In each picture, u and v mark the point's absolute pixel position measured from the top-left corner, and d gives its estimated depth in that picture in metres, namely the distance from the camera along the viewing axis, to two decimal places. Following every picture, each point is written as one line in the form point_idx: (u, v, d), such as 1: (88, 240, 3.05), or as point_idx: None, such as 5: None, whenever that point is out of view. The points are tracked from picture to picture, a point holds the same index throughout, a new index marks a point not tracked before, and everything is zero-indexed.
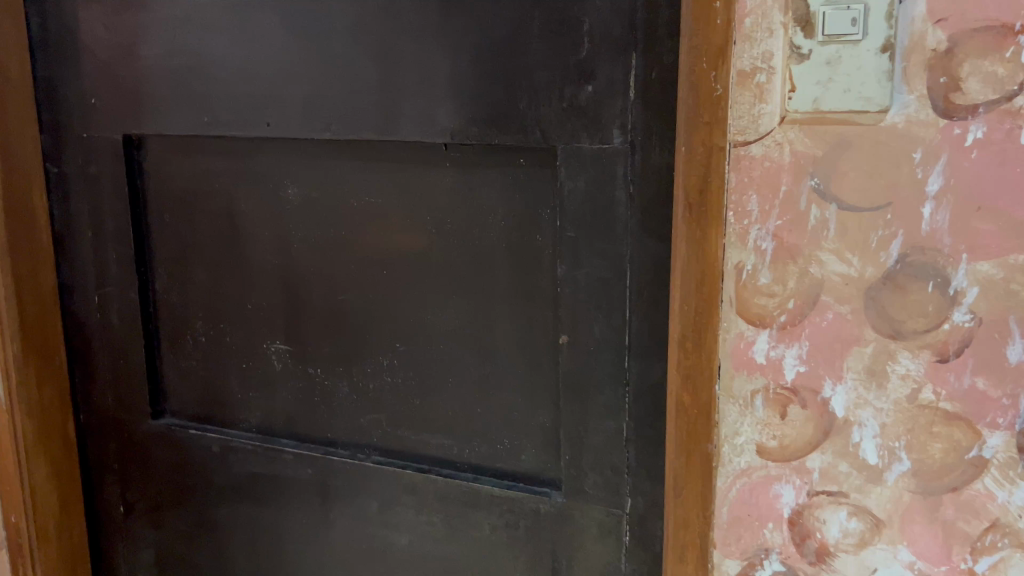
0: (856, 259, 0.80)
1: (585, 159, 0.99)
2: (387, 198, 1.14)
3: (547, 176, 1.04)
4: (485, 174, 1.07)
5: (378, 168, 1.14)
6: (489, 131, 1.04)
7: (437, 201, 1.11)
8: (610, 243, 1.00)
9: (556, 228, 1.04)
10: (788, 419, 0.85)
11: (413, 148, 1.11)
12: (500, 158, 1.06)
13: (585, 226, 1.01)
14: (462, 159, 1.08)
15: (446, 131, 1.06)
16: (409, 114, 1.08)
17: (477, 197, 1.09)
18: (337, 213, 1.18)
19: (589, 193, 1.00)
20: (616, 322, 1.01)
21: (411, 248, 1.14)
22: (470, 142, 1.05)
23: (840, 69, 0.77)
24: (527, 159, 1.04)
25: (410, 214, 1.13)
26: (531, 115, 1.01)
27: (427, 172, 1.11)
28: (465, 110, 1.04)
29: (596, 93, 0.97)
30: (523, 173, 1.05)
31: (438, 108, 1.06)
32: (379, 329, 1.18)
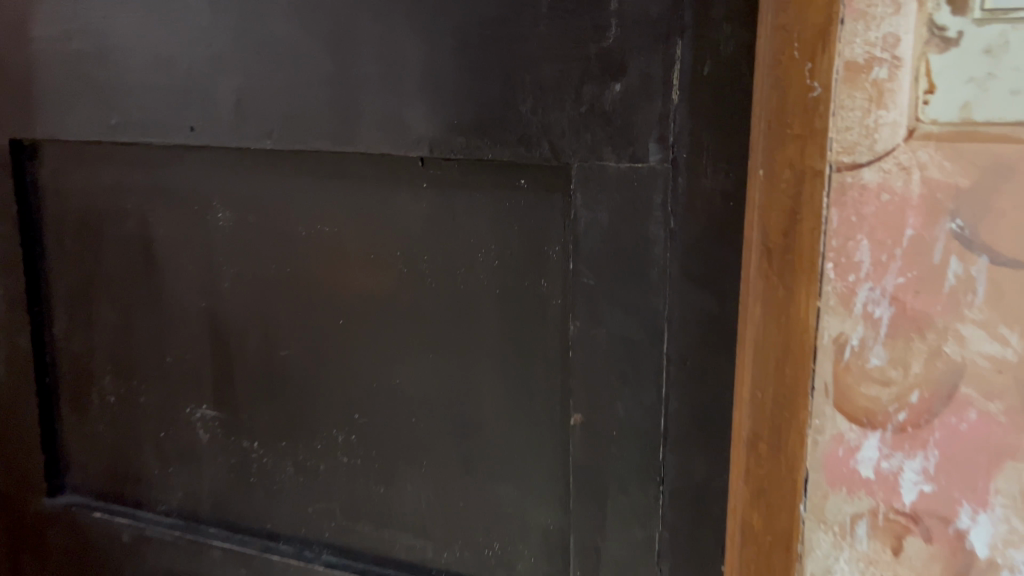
0: (1014, 337, 0.55)
1: (609, 182, 0.74)
2: (343, 226, 0.88)
3: (556, 203, 0.78)
4: (472, 198, 0.82)
5: (333, 188, 0.88)
6: (479, 142, 0.78)
7: (406, 233, 0.85)
8: (641, 295, 0.74)
9: (568, 271, 0.78)
10: (904, 556, 0.60)
11: (377, 163, 0.85)
12: (493, 178, 0.80)
13: (607, 270, 0.75)
14: (441, 178, 0.83)
15: (422, 142, 0.81)
16: (372, 118, 0.82)
17: (460, 228, 0.83)
18: (280, 243, 0.91)
19: (614, 228, 0.74)
20: (647, 400, 0.76)
21: (373, 292, 0.88)
22: (453, 155, 0.80)
23: (1005, 60, 0.52)
24: (530, 180, 0.79)
25: (371, 247, 0.87)
26: (537, 122, 0.76)
27: (395, 194, 0.85)
28: (448, 115, 0.79)
29: (627, 93, 0.72)
30: (524, 199, 0.80)
31: (411, 111, 0.80)
32: (331, 395, 0.92)
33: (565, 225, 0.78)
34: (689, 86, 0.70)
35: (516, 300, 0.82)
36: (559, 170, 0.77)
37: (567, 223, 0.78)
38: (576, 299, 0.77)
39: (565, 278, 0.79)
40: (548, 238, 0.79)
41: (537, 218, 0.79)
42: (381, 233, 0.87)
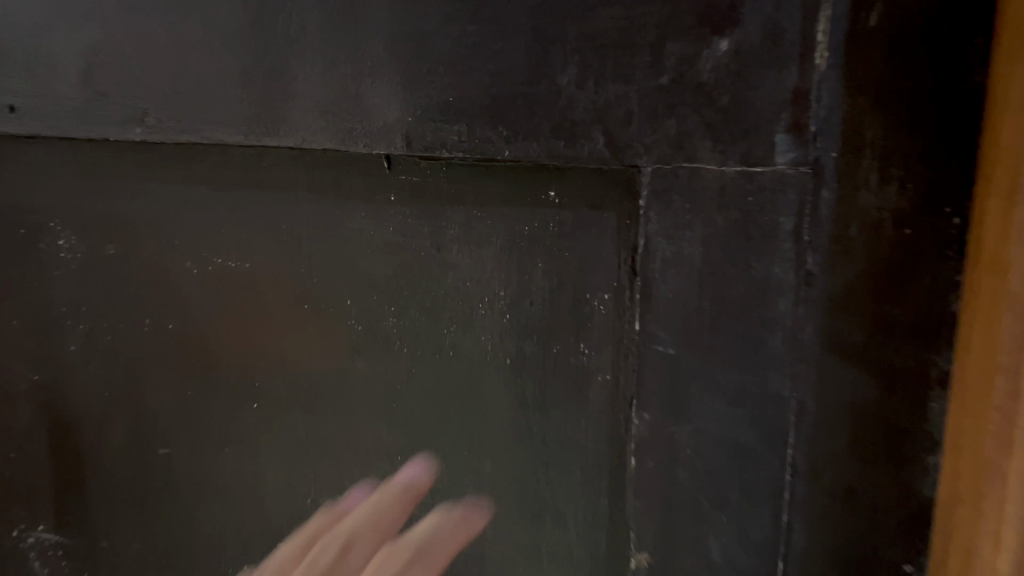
0: None
1: (707, 197, 0.46)
2: (264, 268, 0.63)
3: (610, 228, 0.50)
4: (471, 221, 0.54)
5: (251, 213, 0.62)
6: (488, 133, 0.50)
7: (368, 273, 0.59)
8: (755, 377, 0.46)
9: (626, 338, 0.51)
10: None
11: (318, 172, 0.58)
12: (507, 188, 0.53)
13: (699, 336, 0.48)
14: (419, 189, 0.55)
15: (395, 131, 0.52)
16: (313, 93, 0.54)
17: (451, 265, 0.56)
18: (182, 295, 0.67)
19: (712, 269, 0.47)
20: (760, 550, 0.47)
21: (314, 357, 0.63)
22: (443, 153, 0.52)
23: None
24: (565, 194, 0.51)
25: (303, 301, 0.62)
26: (587, 99, 0.47)
27: (348, 217, 0.58)
28: (437, 89, 0.50)
29: (740, 54, 0.43)
30: (552, 224, 0.52)
31: (373, 85, 0.52)
32: (230, 518, 0.69)
33: (622, 264, 0.50)
34: (847, 41, 0.41)
35: (535, 374, 0.55)
36: (616, 177, 0.49)
37: (627, 260, 0.50)
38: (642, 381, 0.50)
39: (624, 344, 0.51)
40: (592, 282, 0.52)
41: (578, 250, 0.52)
42: (320, 278, 0.61)
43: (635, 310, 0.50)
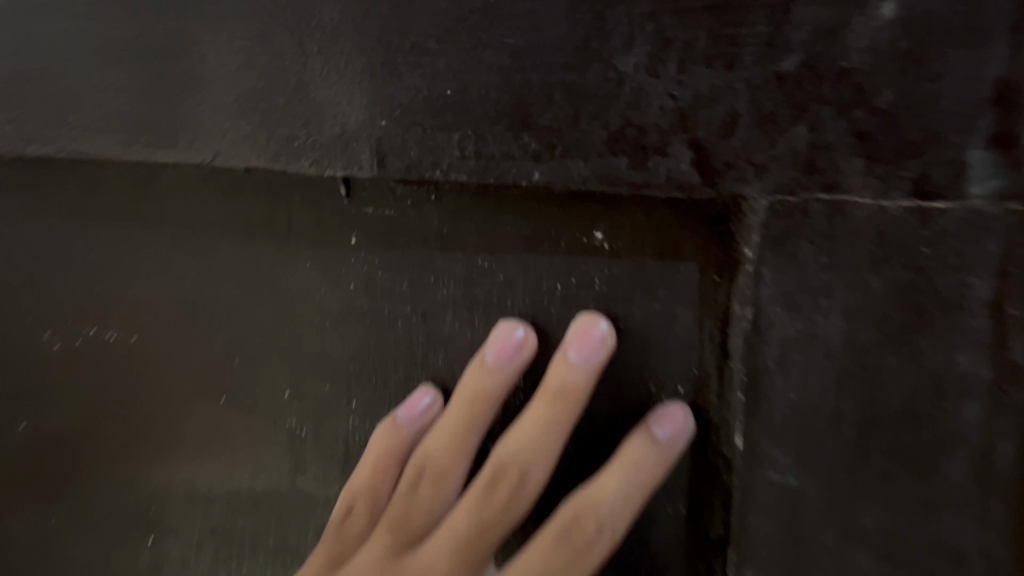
0: None
1: (855, 246, 0.30)
2: (153, 348, 0.40)
3: (687, 286, 0.33)
4: (472, 277, 0.35)
5: (126, 262, 0.39)
6: (509, 145, 0.32)
7: (318, 351, 0.37)
8: (926, 523, 0.30)
9: (709, 448, 0.35)
10: None
11: (240, 199, 0.36)
12: (531, 227, 0.34)
13: (834, 457, 0.31)
14: (392, 227, 0.35)
15: (359, 141, 0.33)
16: (228, 80, 0.34)
17: (444, 342, 0.36)
18: (20, 389, 0.44)
19: (858, 357, 0.30)
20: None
21: (228, 480, 0.40)
22: (435, 173, 0.32)
23: None
24: (619, 234, 0.34)
25: (217, 395, 0.39)
26: (664, 91, 0.30)
27: (283, 266, 0.37)
28: (425, 77, 0.32)
29: (912, 24, 0.28)
30: (601, 281, 0.34)
31: (326, 68, 0.32)
32: None
33: (703, 344, 0.34)
34: None
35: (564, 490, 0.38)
36: (698, 210, 0.32)
37: (714, 334, 0.33)
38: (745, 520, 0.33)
39: (706, 455, 0.35)
40: (660, 366, 0.35)
41: (638, 320, 0.34)
42: (241, 360, 0.38)
43: (732, 412, 0.33)
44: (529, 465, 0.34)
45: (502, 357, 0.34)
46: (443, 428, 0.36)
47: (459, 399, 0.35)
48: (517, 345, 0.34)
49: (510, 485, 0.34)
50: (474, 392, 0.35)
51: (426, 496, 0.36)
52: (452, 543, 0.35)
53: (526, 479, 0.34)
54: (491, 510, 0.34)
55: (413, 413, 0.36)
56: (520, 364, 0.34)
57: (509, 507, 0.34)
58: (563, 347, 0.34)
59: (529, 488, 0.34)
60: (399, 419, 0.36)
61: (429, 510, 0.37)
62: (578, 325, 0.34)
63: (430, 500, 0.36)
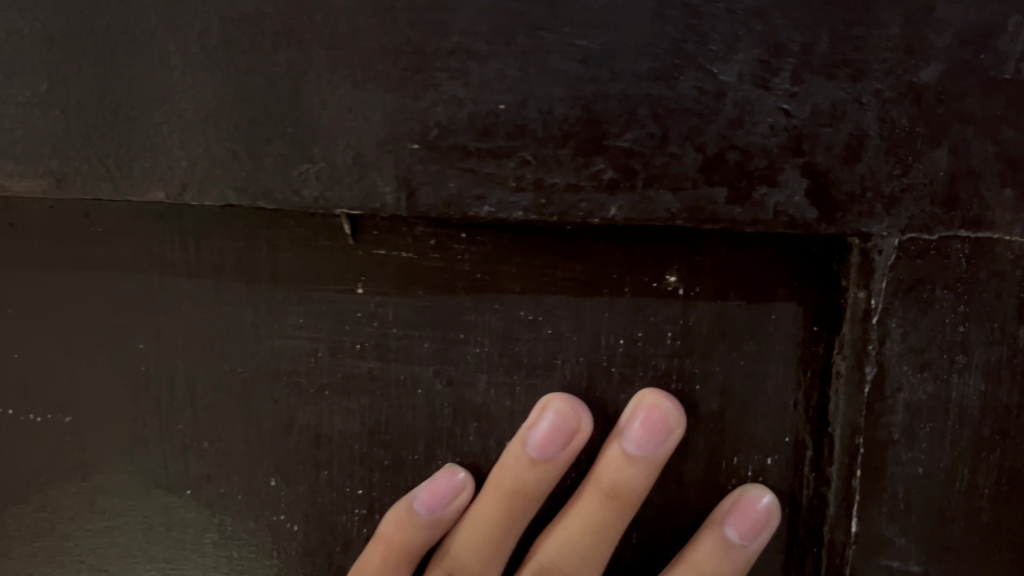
0: None
1: (1002, 293, 0.25)
2: (87, 438, 0.30)
3: (778, 338, 0.28)
4: (514, 332, 0.28)
5: (45, 325, 0.30)
6: (578, 174, 0.25)
7: (313, 427, 0.30)
8: None
9: (809, 535, 0.29)
10: None
11: (206, 244, 0.28)
12: (590, 270, 0.28)
13: (968, 539, 0.26)
14: (411, 273, 0.28)
15: (383, 172, 0.25)
16: (201, 91, 0.26)
17: (476, 412, 0.29)
18: None
19: (999, 421, 0.26)
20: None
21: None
22: (481, 210, 0.25)
23: None
24: (699, 278, 0.28)
25: (178, 488, 0.30)
26: (774, 107, 0.25)
27: (266, 325, 0.29)
28: (471, 88, 0.25)
29: None
30: (673, 336, 0.28)
31: (340, 77, 0.25)
32: None
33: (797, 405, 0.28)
34: None
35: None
36: (793, 250, 0.27)
37: (810, 394, 0.28)
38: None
39: (802, 541, 0.29)
40: (741, 433, 0.29)
41: (718, 380, 0.28)
42: (211, 444, 0.30)
43: (842, 493, 0.27)
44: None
45: (548, 446, 0.28)
46: (473, 526, 0.29)
47: (493, 497, 0.29)
48: (567, 430, 0.28)
49: None
50: (515, 491, 0.29)
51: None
52: None
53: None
54: None
55: (432, 503, 0.29)
56: (568, 451, 0.29)
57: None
58: (618, 433, 0.28)
59: None
60: (416, 509, 0.29)
61: None
62: (639, 404, 0.28)
63: None
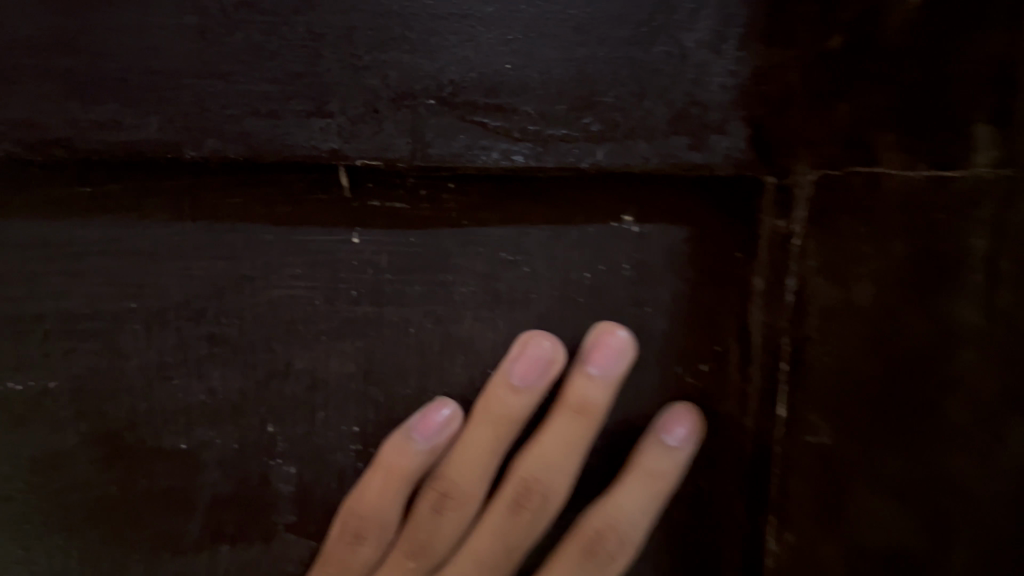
0: None
1: None
2: (70, 399, 0.30)
3: (710, 266, 0.34)
4: (496, 269, 0.32)
5: (33, 288, 0.30)
6: (571, 126, 0.29)
7: (308, 370, 0.32)
8: None
9: (737, 425, 0.35)
10: None
11: (201, 202, 0.30)
12: (560, 212, 0.32)
13: None
14: (400, 221, 0.31)
15: (402, 126, 0.28)
16: (218, 49, 0.27)
17: (464, 345, 0.32)
18: None
19: None
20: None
21: (182, 558, 0.32)
22: (489, 157, 0.29)
23: None
24: (650, 215, 0.33)
25: (173, 443, 0.31)
26: (724, 68, 0.30)
27: (262, 277, 0.31)
28: (480, 49, 0.28)
29: None
30: (627, 265, 0.33)
31: (358, 37, 0.27)
32: None
33: (725, 319, 0.34)
34: None
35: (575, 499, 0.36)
36: (721, 190, 0.33)
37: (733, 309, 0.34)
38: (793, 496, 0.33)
39: (727, 429, 0.35)
40: (682, 346, 0.34)
41: (664, 302, 0.34)
42: (209, 396, 0.31)
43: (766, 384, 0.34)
44: (552, 484, 0.34)
45: (529, 374, 0.32)
46: (463, 449, 0.33)
47: (481, 424, 0.32)
48: (543, 362, 0.32)
49: (533, 505, 0.34)
50: (499, 417, 0.32)
51: (448, 519, 0.34)
52: (474, 563, 0.34)
53: (550, 500, 0.34)
54: (512, 529, 0.34)
55: (430, 431, 0.32)
56: (546, 382, 0.32)
57: (533, 528, 0.34)
58: (581, 359, 0.33)
59: (553, 506, 0.34)
60: (415, 439, 0.32)
61: (450, 531, 0.34)
62: (600, 332, 0.32)
63: (451, 522, 0.34)
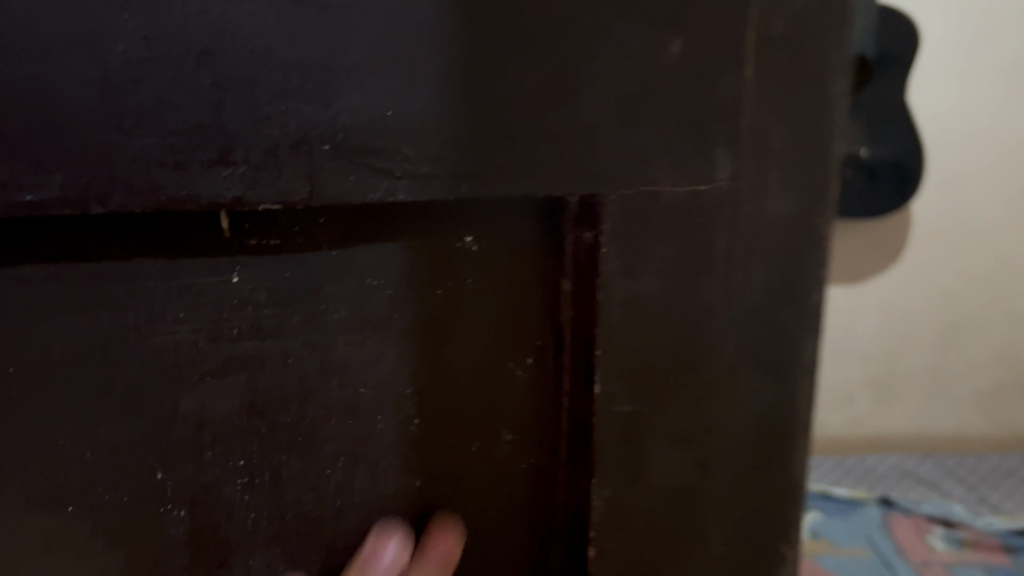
0: None
1: (671, 217, 0.33)
2: None
3: (527, 274, 0.35)
4: (364, 292, 0.34)
5: None
6: (438, 165, 0.31)
7: (196, 412, 0.33)
8: (707, 417, 0.36)
9: (556, 408, 0.37)
10: None
11: (78, 252, 0.30)
12: (407, 229, 0.34)
13: (657, 383, 0.35)
14: (275, 255, 0.32)
15: (305, 172, 0.30)
16: (127, 106, 0.27)
17: (337, 369, 0.34)
18: None
19: (673, 307, 0.34)
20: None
21: None
22: (375, 195, 0.31)
23: None
24: (484, 232, 0.34)
25: (61, 504, 0.33)
26: None
27: (146, 325, 0.32)
28: (367, 97, 0.30)
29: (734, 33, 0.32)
30: (447, 285, 0.35)
31: (257, 88, 0.28)
32: None
33: (540, 316, 0.36)
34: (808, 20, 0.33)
35: None
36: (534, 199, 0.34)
37: (545, 308, 0.36)
38: (607, 456, 0.35)
39: (550, 414, 0.37)
40: (506, 346, 0.36)
41: (488, 306, 0.35)
42: (95, 453, 0.32)
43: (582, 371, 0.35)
44: None
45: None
46: None
47: None
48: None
49: None
50: None
51: None
52: None
53: None
54: None
55: None
56: None
57: None
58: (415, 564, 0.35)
59: None
60: None
61: None
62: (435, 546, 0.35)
63: None
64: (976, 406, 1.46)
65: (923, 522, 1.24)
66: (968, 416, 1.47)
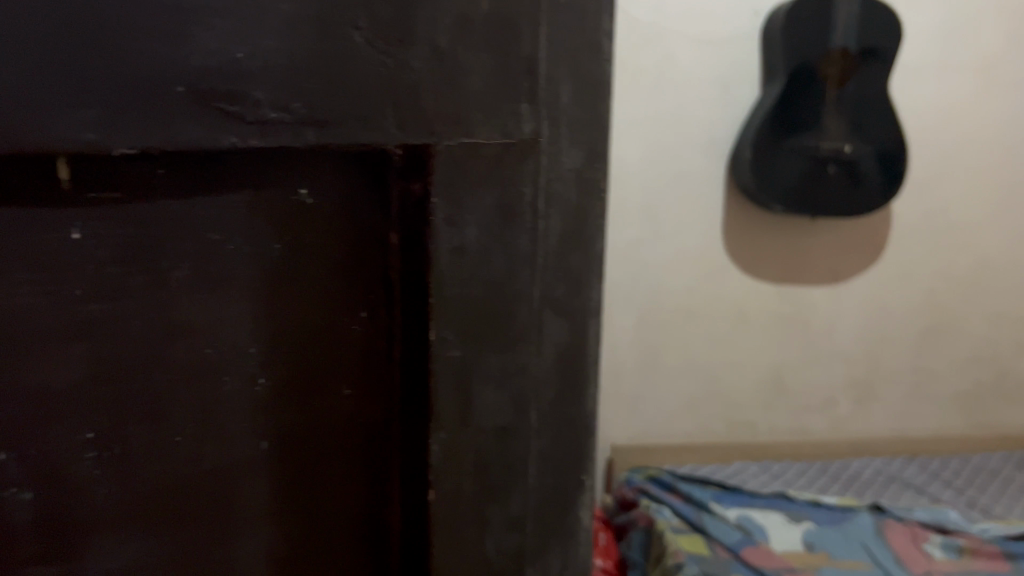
0: None
1: (484, 167, 0.35)
2: None
3: (356, 229, 0.36)
4: (207, 247, 0.34)
5: None
6: (284, 110, 0.32)
7: (42, 383, 0.33)
8: (523, 359, 0.38)
9: (387, 359, 0.38)
10: None
11: None
12: (233, 177, 0.34)
13: (478, 327, 0.37)
14: (121, 208, 0.33)
15: (156, 113, 0.31)
16: None
17: (185, 327, 0.35)
18: None
19: (488, 254, 0.36)
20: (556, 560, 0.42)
21: None
22: (229, 140, 0.32)
23: None
24: (317, 187, 0.35)
25: None
26: None
27: None
28: (217, 40, 0.31)
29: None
30: (288, 237, 0.35)
31: (109, 26, 0.29)
32: None
33: (371, 267, 0.37)
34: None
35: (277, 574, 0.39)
36: (353, 155, 0.35)
37: (373, 260, 0.37)
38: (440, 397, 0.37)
39: (382, 362, 0.38)
40: (340, 298, 0.37)
41: (322, 260, 0.36)
42: None
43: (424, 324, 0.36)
44: None
45: None
46: None
47: None
48: None
49: None
50: None
51: None
52: None
53: None
54: None
55: None
56: None
57: None
58: None
59: None
60: None
61: None
62: None
63: None
64: (954, 404, 1.41)
65: (920, 532, 1.12)
66: (947, 415, 1.41)
